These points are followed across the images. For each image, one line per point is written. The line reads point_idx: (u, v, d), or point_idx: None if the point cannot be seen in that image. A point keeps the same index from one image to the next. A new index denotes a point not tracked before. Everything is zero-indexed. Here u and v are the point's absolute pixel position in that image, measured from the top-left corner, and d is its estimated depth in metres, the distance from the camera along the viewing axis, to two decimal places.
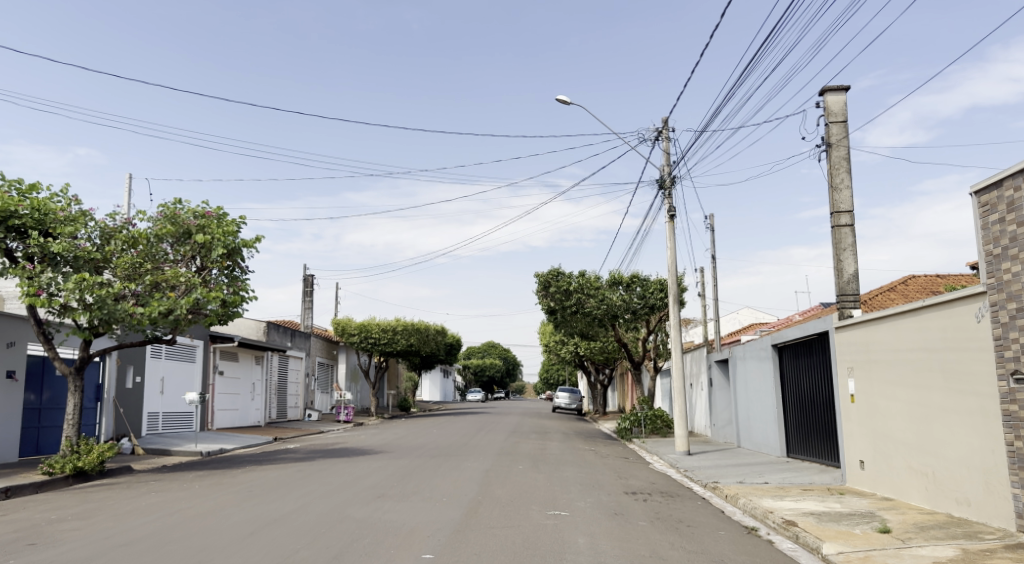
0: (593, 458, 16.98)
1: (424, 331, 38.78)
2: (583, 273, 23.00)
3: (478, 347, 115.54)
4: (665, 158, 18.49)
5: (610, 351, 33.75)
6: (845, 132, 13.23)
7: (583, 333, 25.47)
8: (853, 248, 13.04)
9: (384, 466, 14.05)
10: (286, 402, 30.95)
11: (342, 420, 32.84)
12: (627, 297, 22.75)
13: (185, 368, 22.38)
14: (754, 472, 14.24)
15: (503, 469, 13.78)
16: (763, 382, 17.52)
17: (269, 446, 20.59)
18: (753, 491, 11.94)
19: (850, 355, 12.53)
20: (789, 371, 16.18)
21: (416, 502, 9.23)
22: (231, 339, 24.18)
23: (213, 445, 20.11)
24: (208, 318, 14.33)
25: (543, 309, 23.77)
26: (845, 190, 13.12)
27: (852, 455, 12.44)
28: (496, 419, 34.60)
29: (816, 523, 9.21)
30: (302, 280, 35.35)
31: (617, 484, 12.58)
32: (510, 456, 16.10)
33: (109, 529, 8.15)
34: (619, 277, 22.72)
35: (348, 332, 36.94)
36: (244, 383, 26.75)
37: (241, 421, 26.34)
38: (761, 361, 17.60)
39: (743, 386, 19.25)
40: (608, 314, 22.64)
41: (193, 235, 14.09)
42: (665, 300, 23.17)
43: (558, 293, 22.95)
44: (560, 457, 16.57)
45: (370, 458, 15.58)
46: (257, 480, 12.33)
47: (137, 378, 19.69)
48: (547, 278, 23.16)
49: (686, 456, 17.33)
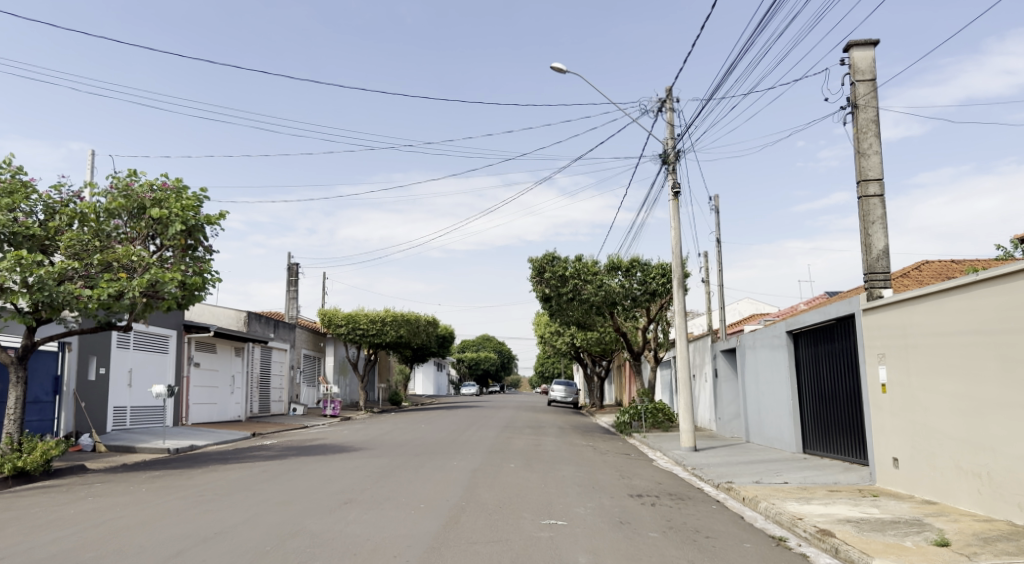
0: (592, 455, 15.63)
1: (415, 322, 37.40)
2: (579, 258, 21.64)
3: (472, 340, 114.18)
4: (669, 131, 17.14)
5: (608, 342, 32.50)
6: (873, 91, 11.84)
7: (580, 322, 24.13)
8: (883, 221, 11.68)
9: (362, 465, 12.66)
10: (269, 395, 29.56)
11: (328, 414, 31.49)
12: (627, 283, 21.33)
13: (155, 359, 20.97)
14: (770, 470, 12.92)
15: (494, 469, 12.43)
16: (775, 373, 16.22)
17: (245, 442, 19.22)
18: (775, 494, 10.63)
19: (882, 341, 11.21)
20: (806, 359, 14.88)
21: (388, 511, 7.84)
22: (206, 328, 22.78)
23: (184, 442, 18.73)
24: (166, 302, 12.91)
25: (537, 296, 22.44)
26: (873, 156, 11.77)
27: (885, 452, 11.16)
28: (489, 413, 33.33)
29: (856, 533, 7.87)
30: (287, 269, 33.92)
31: (621, 486, 11.25)
32: (501, 453, 14.77)
33: (11, 546, 6.74)
34: (618, 262, 21.34)
35: (335, 323, 35.55)
36: (222, 376, 25.36)
37: (219, 415, 24.95)
38: (773, 349, 16.29)
39: (752, 377, 17.95)
40: (606, 301, 21.27)
41: (147, 210, 12.65)
42: (668, 286, 21.57)
43: (554, 280, 21.60)
44: (556, 454, 15.23)
45: (347, 456, 14.22)
46: (215, 482, 10.94)
47: (101, 370, 18.25)
48: (541, 264, 21.83)
49: (693, 452, 16.03)
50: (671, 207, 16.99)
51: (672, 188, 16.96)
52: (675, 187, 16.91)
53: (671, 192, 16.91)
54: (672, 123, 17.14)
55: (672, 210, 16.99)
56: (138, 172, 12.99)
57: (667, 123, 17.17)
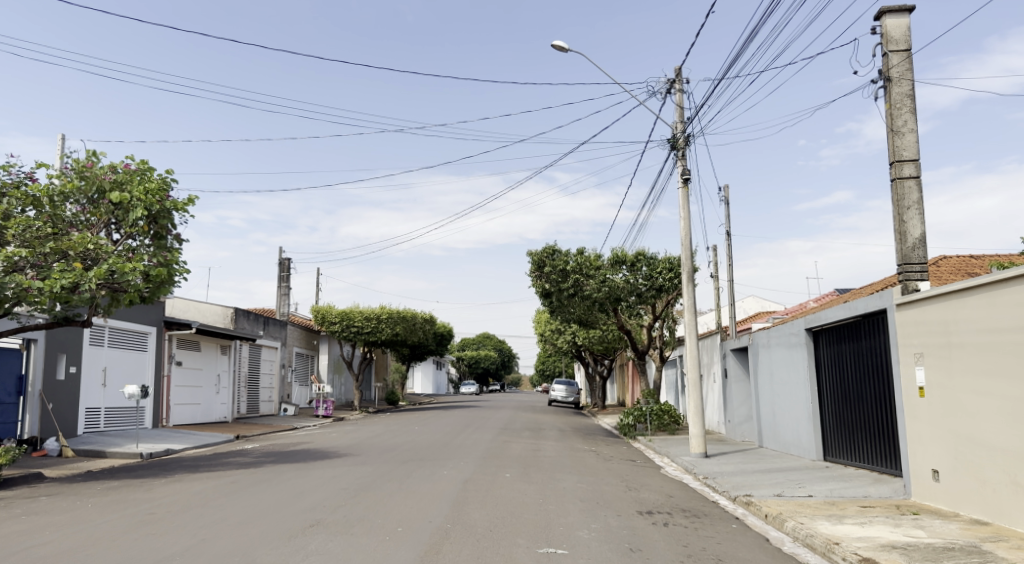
0: (595, 462, 14.49)
1: (411, 319, 36.24)
2: (581, 251, 20.48)
3: (472, 339, 113.01)
4: (678, 113, 16.00)
5: (611, 340, 31.36)
6: (908, 62, 10.70)
7: (582, 320, 22.98)
8: (920, 206, 10.53)
9: (342, 475, 11.48)
10: (258, 395, 28.44)
11: (321, 415, 30.41)
12: (631, 279, 20.17)
13: (132, 358, 19.85)
14: (791, 482, 11.78)
15: (488, 479, 11.29)
16: (792, 374, 15.07)
17: (226, 446, 18.12)
18: (801, 510, 9.49)
19: (919, 339, 10.06)
20: (829, 360, 13.73)
21: (358, 538, 6.70)
22: (189, 324, 21.66)
23: (161, 445, 17.62)
24: (128, 295, 11.80)
25: (537, 292, 21.29)
26: (909, 134, 10.64)
27: (923, 464, 9.97)
28: (488, 414, 32.15)
29: (907, 562, 6.72)
30: (279, 264, 32.78)
31: (627, 500, 10.11)
32: (497, 460, 13.63)
33: None
34: (623, 256, 20.14)
35: (329, 320, 34.45)
36: (207, 375, 24.23)
37: (204, 416, 23.84)
38: (790, 349, 15.14)
39: (766, 378, 16.80)
40: (610, 297, 20.13)
41: (106, 193, 11.57)
42: (677, 281, 20.37)
43: (554, 274, 20.46)
44: (555, 461, 14.07)
45: (330, 464, 13.09)
46: (176, 496, 9.82)
47: (71, 369, 17.15)
48: (540, 257, 20.66)
49: (704, 459, 14.90)
50: (680, 194, 15.83)
51: (681, 174, 15.81)
52: (685, 174, 15.76)
53: (681, 178, 15.77)
54: (682, 105, 16.01)
55: (681, 198, 15.83)
56: (98, 152, 11.92)
57: (676, 105, 16.02)
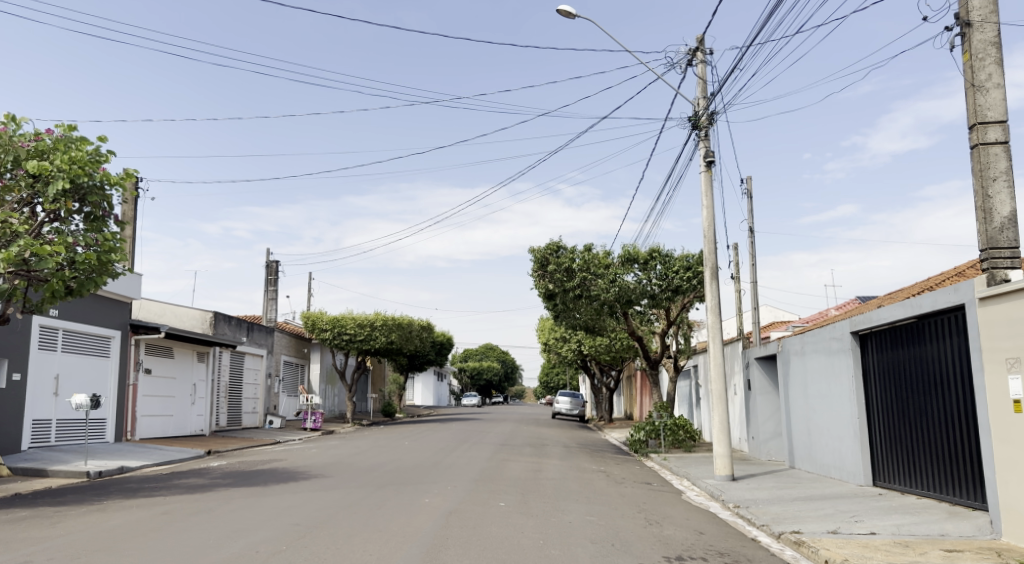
0: (606, 487, 12.44)
1: (407, 327, 34.21)
2: (588, 248, 18.51)
3: (475, 350, 110.93)
4: (701, 88, 14.10)
5: (619, 350, 29.41)
6: (991, 3, 8.74)
7: (588, 326, 20.99)
8: (1010, 177, 8.57)
9: (299, 503, 9.46)
10: (240, 407, 26.48)
11: (309, 428, 28.52)
12: (644, 279, 18.17)
13: (91, 364, 17.97)
14: (844, 515, 9.74)
15: (477, 509, 9.32)
16: (832, 385, 13.09)
17: (191, 463, 16.14)
18: (871, 555, 7.51)
19: (1011, 342, 8.09)
20: (881, 368, 11.72)
21: None
22: (157, 329, 19.74)
23: (115, 462, 15.64)
24: (49, 285, 9.91)
25: (540, 293, 19.31)
26: (994, 90, 8.71)
27: (1020, 497, 7.93)
28: (488, 427, 30.20)
29: None
30: (266, 267, 30.93)
31: (648, 540, 8.09)
32: (491, 484, 11.67)
33: None
34: (634, 253, 18.16)
35: (319, 328, 32.52)
36: (180, 384, 22.30)
37: (177, 429, 21.92)
38: (830, 356, 13.13)
39: (799, 390, 14.81)
40: (621, 299, 18.15)
41: (24, 163, 9.74)
42: (695, 281, 18.35)
43: (558, 274, 18.48)
44: (559, 485, 12.03)
45: (294, 487, 11.13)
46: (86, 532, 7.87)
47: (14, 376, 15.21)
48: (543, 255, 18.69)
49: (731, 484, 12.91)
50: (702, 179, 13.94)
51: (704, 157, 13.92)
52: (707, 156, 13.86)
53: (704, 160, 13.88)
54: (704, 79, 14.10)
55: (703, 183, 13.95)
56: (17, 119, 10.13)
57: (697, 78, 14.11)
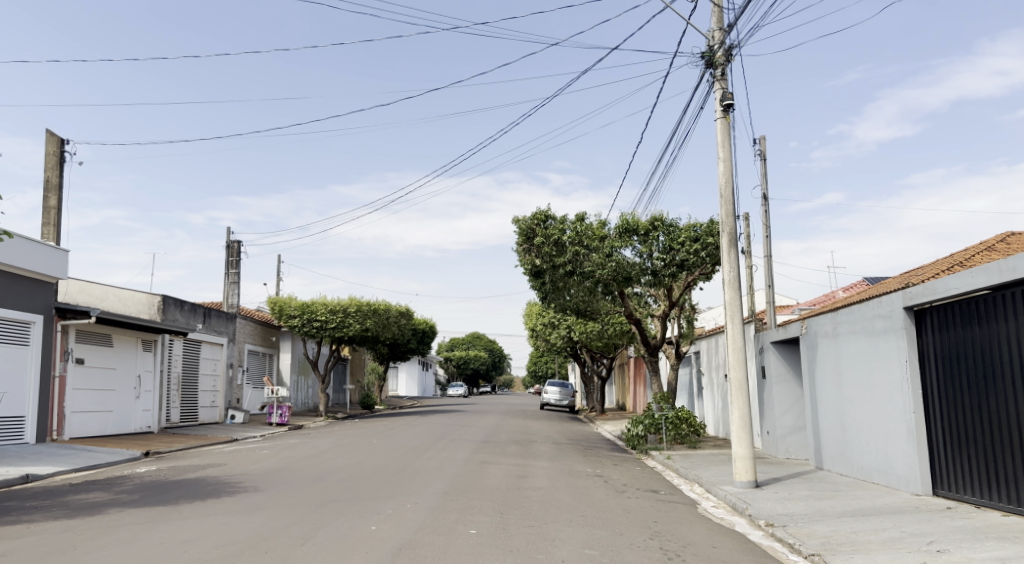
0: (604, 499, 10.13)
1: (385, 314, 31.61)
2: (580, 217, 16.09)
3: (461, 339, 108.75)
4: (715, 18, 11.77)
5: (611, 336, 27.21)
6: None
7: (580, 307, 18.64)
8: None
9: (201, 533, 7.12)
10: (196, 400, 24.06)
11: (275, 423, 26.30)
12: (645, 254, 15.75)
13: (6, 355, 15.51)
14: (919, 540, 7.48)
15: (438, 539, 6.97)
16: (877, 373, 10.82)
17: (116, 469, 13.71)
18: None
19: None
20: (945, 350, 9.45)
21: None
22: (88, 313, 17.28)
23: (23, 468, 13.18)
24: None
25: (525, 271, 16.96)
26: None
27: None
28: (471, 420, 27.90)
29: None
30: (228, 248, 28.43)
31: None
32: (462, 498, 9.35)
33: None
34: (633, 223, 15.66)
35: (288, 314, 30.05)
36: (122, 376, 19.85)
37: (117, 425, 19.49)
38: (875, 337, 10.84)
39: (830, 379, 12.55)
40: (618, 277, 15.85)
41: None
42: (703, 256, 15.70)
43: (546, 248, 16.14)
44: (547, 499, 9.69)
45: (208, 506, 8.76)
46: None
47: None
48: (529, 226, 16.31)
49: (756, 493, 10.67)
50: (718, 126, 11.66)
51: (720, 100, 11.61)
52: (725, 99, 11.55)
53: (720, 104, 11.60)
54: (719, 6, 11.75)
55: (719, 130, 11.65)
56: None
57: (712, 6, 11.77)
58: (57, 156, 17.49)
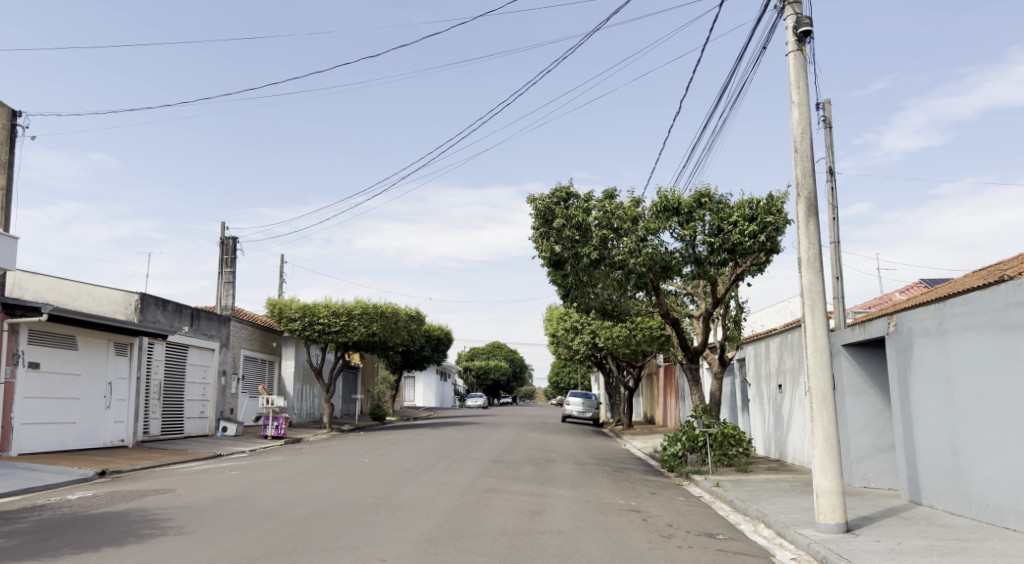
0: (648, 550, 7.49)
1: (392, 318, 29.19)
2: (609, 194, 13.49)
3: (482, 349, 106.22)
4: None
5: (640, 342, 24.54)
6: None
7: (608, 305, 16.05)
8: None
9: None
10: (180, 410, 21.74)
11: (270, 435, 23.97)
12: (687, 239, 13.09)
13: None
14: None
15: None
16: (1013, 382, 8.09)
17: (47, 494, 11.30)
18: None
19: None
20: None
21: None
22: (38, 310, 14.97)
23: None
24: None
25: (543, 260, 14.43)
26: None
27: None
28: (486, 435, 25.29)
29: None
30: (222, 244, 26.28)
31: None
32: (449, 552, 6.69)
33: None
34: (672, 201, 13.02)
35: (288, 317, 27.70)
36: (87, 382, 17.52)
37: (81, 439, 17.14)
38: (1010, 334, 8.10)
39: (935, 388, 9.81)
40: (653, 267, 13.25)
41: None
42: (761, 239, 12.94)
43: (567, 232, 13.63)
44: (568, 551, 7.05)
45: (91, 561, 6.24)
46: None
47: None
48: (548, 206, 13.85)
49: (849, 541, 7.96)
50: (791, 61, 9.12)
51: (794, 27, 9.06)
52: (800, 25, 9.00)
53: (793, 33, 9.06)
54: None
55: (792, 67, 9.11)
56: None
57: None
58: (9, 132, 15.32)
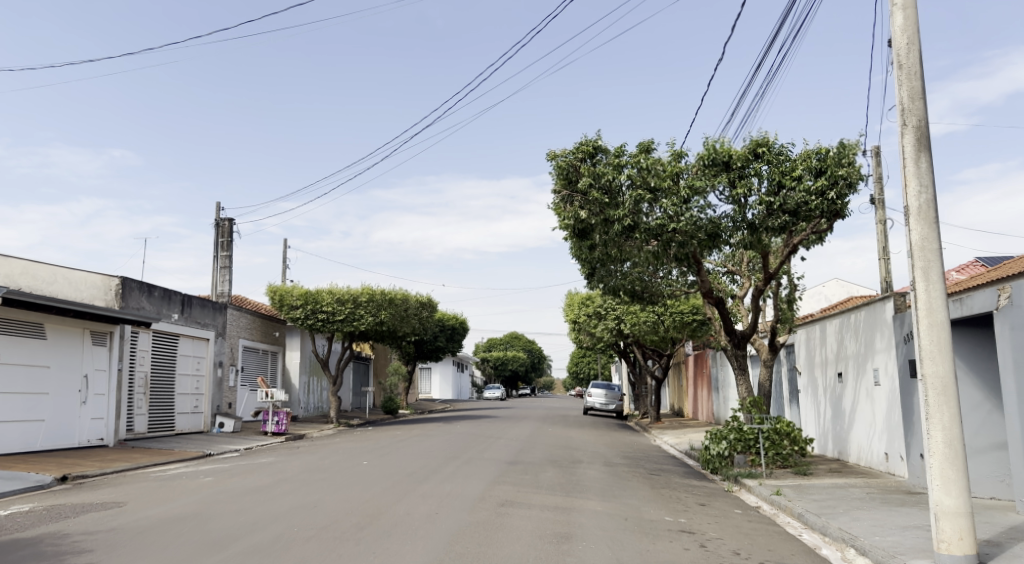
0: None
1: (402, 304, 27.28)
2: (644, 149, 11.44)
3: (500, 340, 104.40)
4: None
5: (670, 328, 22.46)
6: None
7: (642, 285, 14.01)
8: None
9: None
10: (169, 404, 19.99)
11: (270, 431, 22.18)
12: (738, 200, 11.02)
13: None
14: None
15: None
16: None
17: None
18: None
19: None
20: None
21: None
22: None
23: None
24: None
25: (568, 228, 12.43)
26: None
27: None
28: (503, 430, 23.33)
29: None
30: (218, 227, 24.49)
31: None
32: None
33: None
34: (721, 155, 10.98)
35: (290, 305, 25.87)
36: (58, 376, 15.75)
37: (51, 438, 15.38)
38: None
39: None
40: (698, 236, 11.21)
41: None
42: (829, 198, 10.84)
43: (597, 193, 11.59)
44: None
45: None
46: None
47: None
48: (571, 163, 11.84)
49: None
50: None
51: None
52: None
53: None
54: None
55: None
56: None
57: None
58: None
